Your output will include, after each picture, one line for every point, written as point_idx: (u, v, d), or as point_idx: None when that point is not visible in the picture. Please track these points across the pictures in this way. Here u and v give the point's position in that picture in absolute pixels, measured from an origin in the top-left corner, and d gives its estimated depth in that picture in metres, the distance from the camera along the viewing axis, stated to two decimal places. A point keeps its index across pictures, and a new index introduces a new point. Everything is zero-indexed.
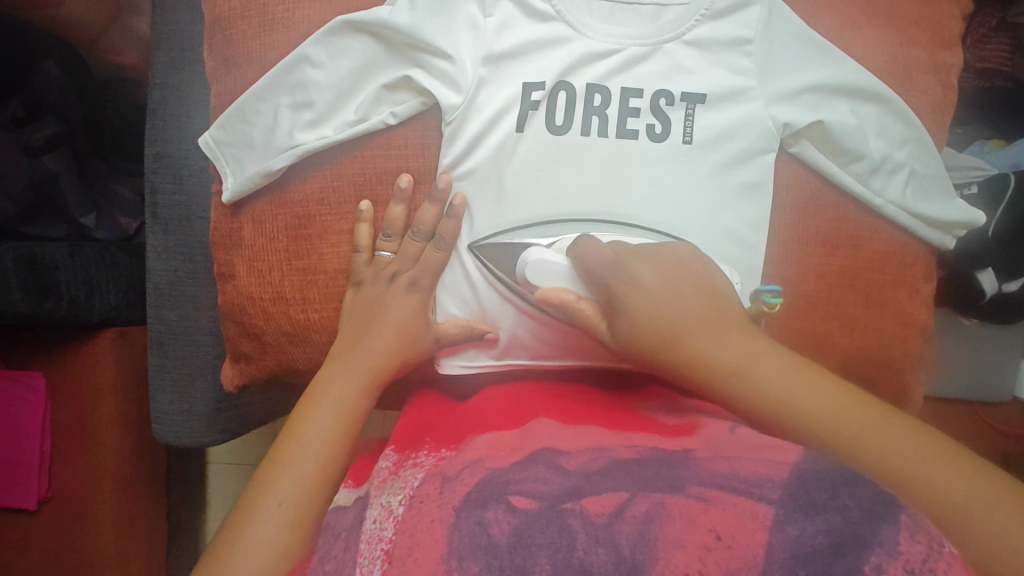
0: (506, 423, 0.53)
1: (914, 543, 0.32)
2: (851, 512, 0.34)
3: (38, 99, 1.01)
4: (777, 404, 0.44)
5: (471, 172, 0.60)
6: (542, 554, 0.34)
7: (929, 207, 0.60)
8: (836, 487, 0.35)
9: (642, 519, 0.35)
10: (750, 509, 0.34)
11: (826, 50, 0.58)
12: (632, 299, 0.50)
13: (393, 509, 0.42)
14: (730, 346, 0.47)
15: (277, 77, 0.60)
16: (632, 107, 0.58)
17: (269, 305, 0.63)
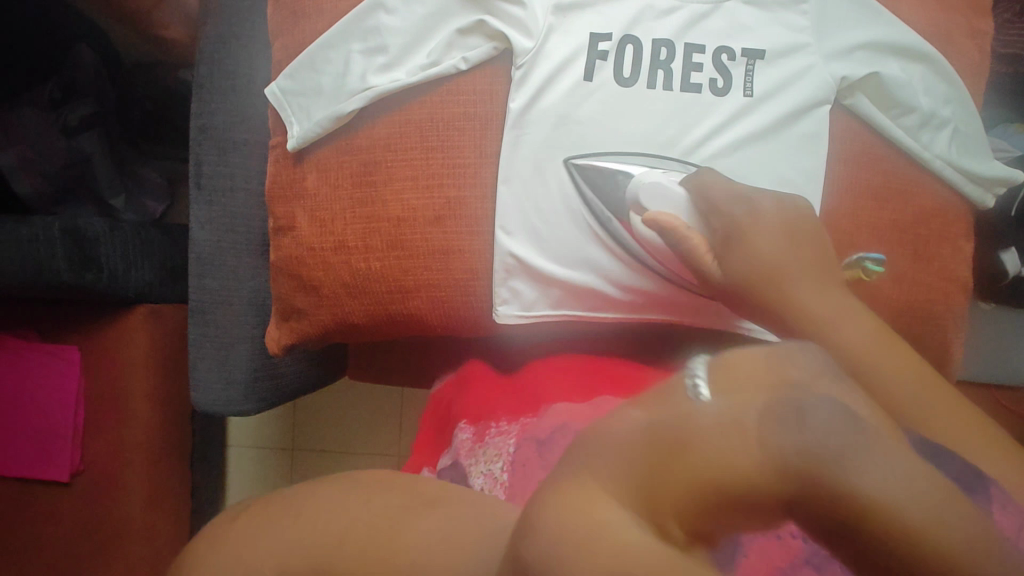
0: (573, 393, 0.57)
1: (1004, 503, 0.32)
2: (949, 471, 0.30)
3: (74, 81, 1.02)
4: (794, 302, 0.45)
5: (539, 120, 0.60)
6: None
7: (973, 163, 0.62)
8: (929, 447, 0.31)
9: None
10: (826, 457, 0.36)
11: (877, 10, 0.60)
12: (751, 244, 0.48)
13: (498, 477, 0.51)
14: (814, 288, 0.45)
15: (351, 24, 0.61)
16: (695, 62, 0.60)
17: (330, 253, 0.63)
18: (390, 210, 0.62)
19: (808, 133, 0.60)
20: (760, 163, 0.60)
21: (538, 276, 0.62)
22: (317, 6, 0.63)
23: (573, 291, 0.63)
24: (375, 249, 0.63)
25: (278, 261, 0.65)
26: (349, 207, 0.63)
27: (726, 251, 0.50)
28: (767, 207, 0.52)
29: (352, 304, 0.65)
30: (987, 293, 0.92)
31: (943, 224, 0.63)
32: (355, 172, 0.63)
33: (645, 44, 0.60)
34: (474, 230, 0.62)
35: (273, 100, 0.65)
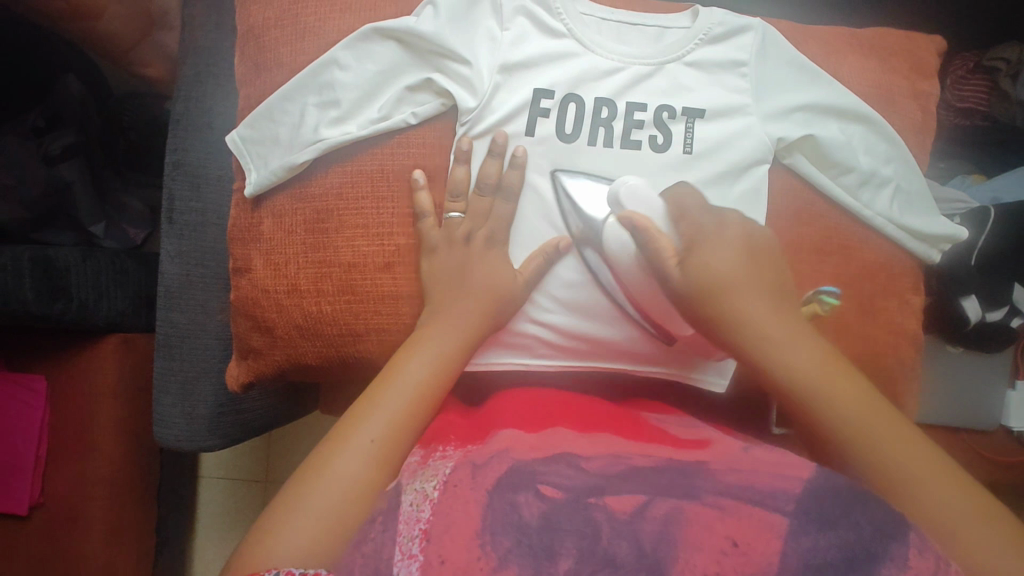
0: (527, 424, 0.54)
1: (924, 559, 0.35)
2: (864, 529, 0.36)
3: (58, 109, 1.04)
4: (806, 381, 0.49)
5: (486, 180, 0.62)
6: (568, 539, 0.37)
7: (912, 220, 0.64)
8: (849, 505, 0.38)
9: (661, 520, 0.38)
10: (764, 520, 0.37)
11: (816, 74, 0.63)
12: (707, 254, 0.53)
13: (429, 492, 0.43)
14: (801, 350, 0.50)
15: (306, 78, 0.62)
16: (637, 119, 0.62)
17: (284, 297, 0.64)
18: (342, 256, 0.63)
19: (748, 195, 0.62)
20: None
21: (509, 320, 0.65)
22: (280, 56, 0.64)
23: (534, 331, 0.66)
24: (326, 294, 0.63)
25: (235, 303, 0.66)
26: (302, 253, 0.64)
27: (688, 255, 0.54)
28: (724, 228, 0.56)
29: (306, 345, 0.65)
30: (953, 339, 0.93)
31: (888, 277, 0.65)
32: (308, 219, 0.64)
33: (589, 105, 0.62)
34: None
35: (233, 147, 0.66)
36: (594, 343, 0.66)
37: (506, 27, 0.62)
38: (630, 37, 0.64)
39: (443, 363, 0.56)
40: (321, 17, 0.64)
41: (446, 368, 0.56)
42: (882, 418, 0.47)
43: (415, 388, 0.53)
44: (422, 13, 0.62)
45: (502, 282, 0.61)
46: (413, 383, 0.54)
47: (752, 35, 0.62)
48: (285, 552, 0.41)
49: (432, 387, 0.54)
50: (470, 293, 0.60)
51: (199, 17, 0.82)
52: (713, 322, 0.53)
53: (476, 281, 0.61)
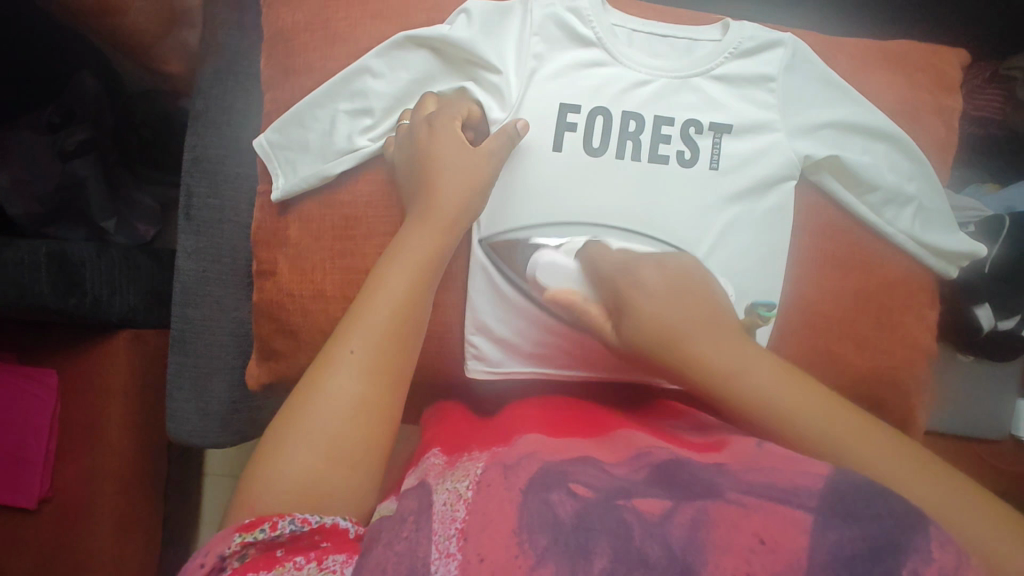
0: (553, 431, 0.54)
1: (947, 550, 0.35)
2: (886, 520, 0.36)
3: (73, 105, 1.03)
4: (768, 403, 0.46)
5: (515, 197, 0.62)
6: (603, 539, 0.37)
7: (937, 239, 0.64)
8: (870, 496, 0.38)
9: (688, 525, 0.37)
10: (788, 516, 0.37)
11: (845, 91, 0.63)
12: (640, 304, 0.51)
13: (463, 492, 0.44)
14: (763, 372, 0.47)
15: (337, 86, 0.62)
16: (664, 134, 0.62)
17: (309, 304, 0.64)
18: (369, 264, 0.63)
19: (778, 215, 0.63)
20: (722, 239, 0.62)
21: (529, 333, 0.65)
22: (309, 61, 0.64)
23: (559, 343, 0.65)
24: (353, 301, 0.64)
25: (258, 305, 0.66)
26: (330, 258, 0.64)
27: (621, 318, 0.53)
28: (653, 274, 0.54)
29: None
30: (963, 346, 0.94)
31: (909, 292, 0.65)
32: (337, 226, 0.64)
33: (618, 115, 0.62)
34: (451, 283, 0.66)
35: (260, 151, 0.65)
36: (617, 359, 0.65)
37: (535, 33, 0.62)
38: (660, 50, 0.64)
39: (419, 276, 0.55)
40: (353, 24, 0.64)
41: (419, 284, 0.55)
42: (852, 422, 0.45)
43: (390, 316, 0.52)
44: (456, 22, 0.62)
45: (472, 187, 0.58)
46: (387, 307, 0.52)
47: (782, 51, 0.62)
48: (280, 486, 0.44)
49: (408, 309, 0.53)
50: (443, 208, 0.57)
51: (220, 16, 0.83)
52: (652, 349, 0.50)
53: (445, 184, 0.57)
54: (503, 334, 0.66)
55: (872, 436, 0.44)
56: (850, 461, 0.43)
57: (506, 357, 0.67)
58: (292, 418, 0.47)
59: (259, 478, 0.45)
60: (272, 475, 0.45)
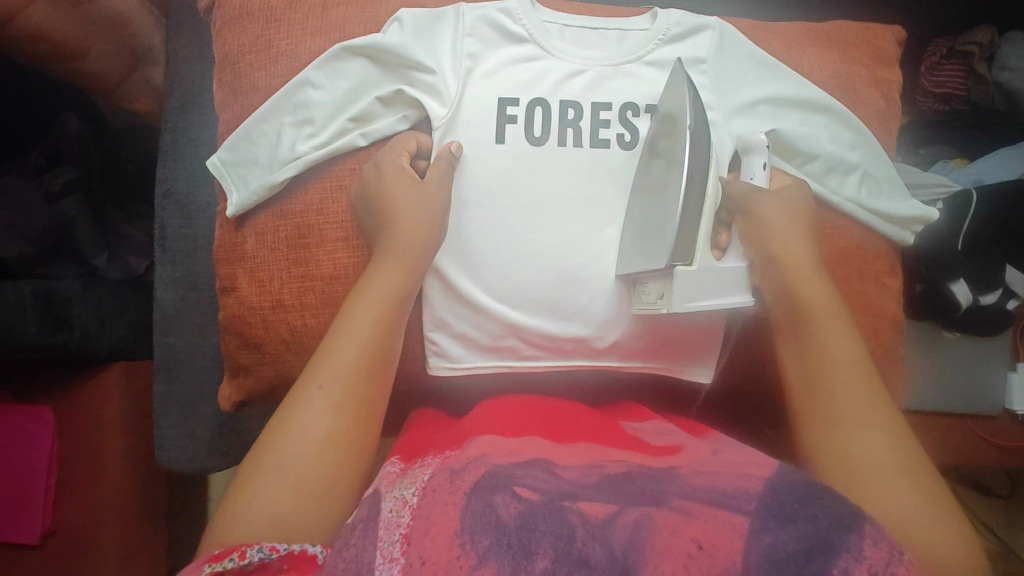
0: (506, 432, 0.55)
1: (878, 549, 0.38)
2: (820, 520, 0.39)
3: (59, 149, 1.06)
4: (826, 354, 0.56)
5: (459, 191, 0.64)
6: (545, 540, 0.38)
7: (881, 203, 0.66)
8: (807, 498, 0.41)
9: (632, 527, 0.39)
10: (727, 521, 0.39)
11: (776, 68, 0.65)
12: (767, 223, 0.60)
13: (408, 498, 0.43)
14: (831, 325, 0.57)
15: (281, 100, 0.64)
16: (603, 119, 0.64)
17: (269, 313, 0.65)
18: (324, 269, 0.65)
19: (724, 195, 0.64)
20: None
21: (487, 327, 0.66)
22: (254, 80, 0.67)
23: (513, 333, 0.66)
24: (311, 307, 0.65)
25: (223, 321, 0.68)
26: (286, 268, 0.66)
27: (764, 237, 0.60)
28: (773, 210, 0.61)
29: (293, 358, 0.67)
30: (945, 324, 0.93)
31: (866, 261, 0.67)
32: (291, 234, 0.65)
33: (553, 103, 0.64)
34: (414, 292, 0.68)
35: (214, 170, 0.67)
36: (577, 345, 0.66)
37: (468, 35, 0.64)
38: (590, 43, 0.65)
39: (388, 311, 0.56)
40: (292, 42, 0.66)
41: (388, 321, 0.56)
42: (882, 421, 0.51)
43: (357, 351, 0.53)
44: (390, 30, 0.65)
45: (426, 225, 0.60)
46: (353, 339, 0.53)
47: (710, 34, 0.64)
48: (250, 521, 0.44)
49: (377, 351, 0.54)
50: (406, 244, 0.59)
51: (182, 51, 0.86)
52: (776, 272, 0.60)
53: (402, 218, 0.59)
54: (461, 329, 0.66)
55: (884, 442, 0.50)
56: (846, 436, 0.51)
57: (466, 352, 0.67)
58: (258, 464, 0.47)
59: (230, 525, 0.44)
60: (242, 525, 0.44)
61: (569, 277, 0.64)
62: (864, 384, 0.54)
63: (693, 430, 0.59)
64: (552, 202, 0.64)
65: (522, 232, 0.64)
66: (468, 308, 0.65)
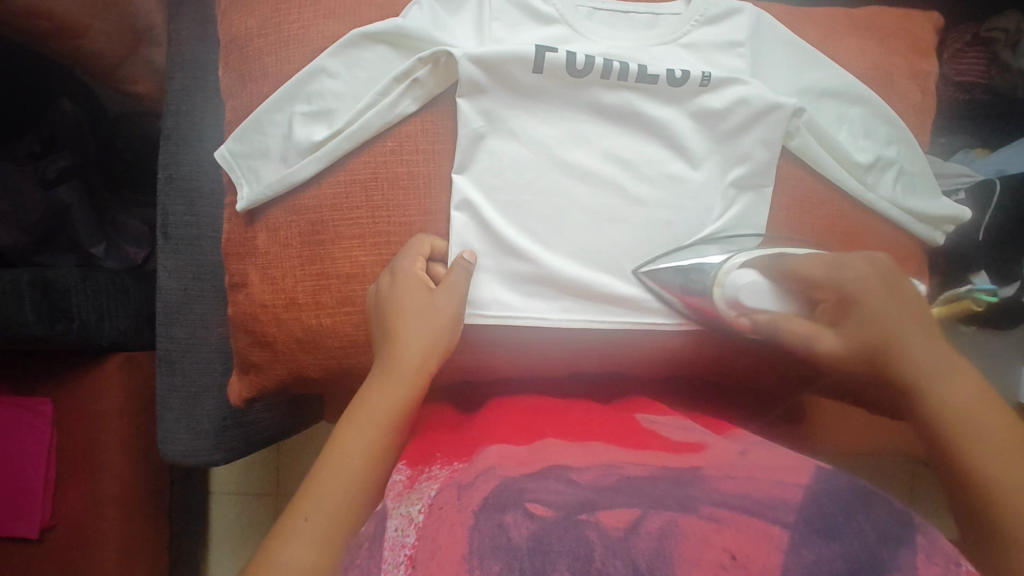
0: (515, 436, 0.53)
1: (932, 565, 0.35)
2: (868, 535, 0.37)
3: (54, 133, 1.01)
4: (928, 386, 0.47)
5: (486, 170, 0.61)
6: (560, 561, 0.35)
7: (916, 202, 0.63)
8: (849, 509, 0.38)
9: (657, 535, 0.37)
10: (764, 532, 0.37)
11: (813, 54, 0.63)
12: (868, 295, 0.51)
13: (415, 516, 0.43)
14: (932, 353, 0.48)
15: (293, 87, 0.61)
16: (650, 73, 0.60)
17: (281, 312, 0.62)
18: (338, 267, 0.62)
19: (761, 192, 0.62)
20: (693, 190, 0.62)
21: (520, 270, 0.62)
22: (264, 66, 0.63)
23: (546, 281, 0.63)
24: (325, 306, 0.62)
25: (234, 318, 0.65)
26: (300, 265, 0.62)
27: (841, 322, 0.51)
28: (845, 266, 0.54)
29: (305, 358, 0.64)
30: None
31: (898, 262, 0.63)
32: (303, 232, 0.62)
33: (581, 99, 0.61)
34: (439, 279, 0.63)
35: (222, 161, 0.64)
36: (598, 335, 0.65)
37: (495, 17, 0.61)
38: (621, 24, 0.63)
39: (430, 331, 0.57)
40: (304, 25, 0.63)
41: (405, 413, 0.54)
42: (1017, 446, 0.42)
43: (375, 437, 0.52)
44: (410, 13, 0.61)
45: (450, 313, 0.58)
46: (380, 417, 0.53)
47: (747, 15, 0.62)
48: (294, 544, 0.43)
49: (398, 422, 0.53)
50: (414, 338, 0.56)
51: (184, 31, 0.82)
52: (840, 313, 0.51)
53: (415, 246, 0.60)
54: (495, 270, 0.62)
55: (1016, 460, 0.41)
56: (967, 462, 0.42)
57: (496, 298, 0.62)
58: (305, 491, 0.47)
59: (268, 551, 0.43)
60: (281, 554, 0.42)
61: (598, 253, 0.62)
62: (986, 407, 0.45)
63: (711, 425, 0.56)
64: (582, 177, 0.62)
65: (557, 207, 0.62)
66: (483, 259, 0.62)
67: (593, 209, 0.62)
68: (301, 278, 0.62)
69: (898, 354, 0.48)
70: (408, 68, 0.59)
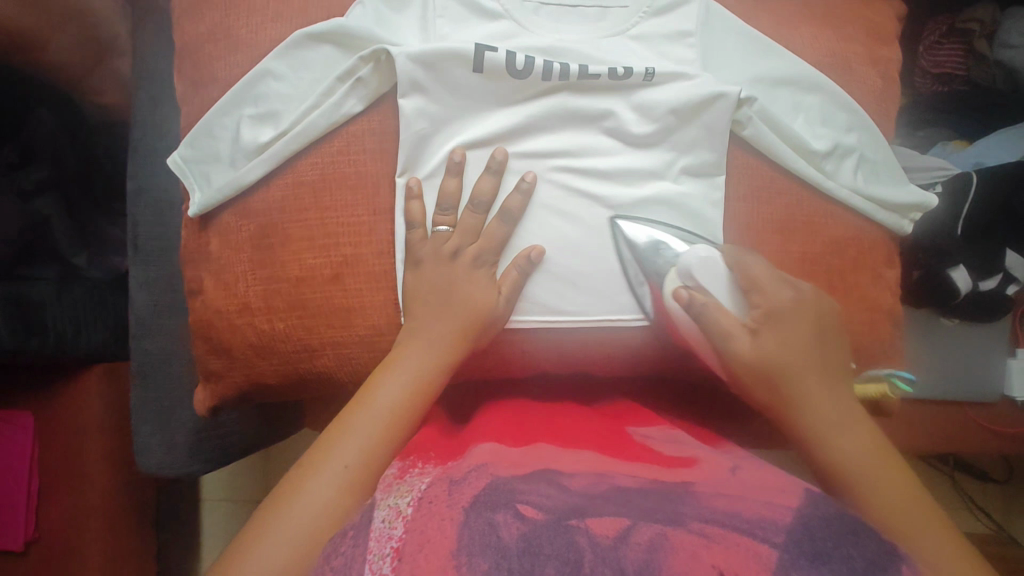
0: (507, 439, 0.53)
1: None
2: (856, 562, 0.36)
3: (31, 144, 1.01)
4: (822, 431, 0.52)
5: (436, 170, 0.60)
6: (548, 565, 0.35)
7: (878, 188, 0.62)
8: (839, 536, 0.38)
9: (646, 546, 0.37)
10: (753, 551, 0.36)
11: (766, 43, 0.62)
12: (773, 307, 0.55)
13: (402, 509, 0.42)
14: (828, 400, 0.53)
15: (241, 91, 0.61)
16: (593, 72, 0.59)
17: (235, 318, 0.62)
18: (289, 270, 0.61)
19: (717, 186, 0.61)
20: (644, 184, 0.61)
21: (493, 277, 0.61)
22: (214, 71, 0.63)
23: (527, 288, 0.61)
24: (278, 311, 0.61)
25: (191, 325, 0.64)
26: (251, 269, 0.62)
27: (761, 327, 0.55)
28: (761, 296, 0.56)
29: (263, 364, 0.63)
30: (943, 309, 0.89)
31: (860, 252, 0.63)
32: (255, 236, 0.61)
33: (529, 97, 0.61)
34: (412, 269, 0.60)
35: (173, 168, 0.63)
36: (581, 350, 0.63)
37: (439, 16, 0.61)
38: (568, 18, 0.62)
39: (436, 348, 0.57)
40: (252, 31, 0.62)
41: (426, 386, 0.56)
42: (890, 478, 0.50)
43: (390, 412, 0.53)
44: (354, 13, 0.60)
45: (486, 301, 0.58)
46: (381, 426, 0.52)
47: (696, 5, 0.61)
48: None
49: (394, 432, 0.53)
50: (424, 354, 0.56)
51: (146, 41, 0.82)
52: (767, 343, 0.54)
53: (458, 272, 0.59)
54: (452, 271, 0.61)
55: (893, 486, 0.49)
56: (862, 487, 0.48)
57: None
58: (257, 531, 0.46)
59: None
60: None
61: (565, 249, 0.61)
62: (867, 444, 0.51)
63: (709, 441, 0.57)
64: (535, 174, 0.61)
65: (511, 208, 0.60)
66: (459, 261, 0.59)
67: (553, 205, 0.61)
68: (251, 284, 0.62)
69: (822, 447, 0.51)
70: (351, 67, 0.58)
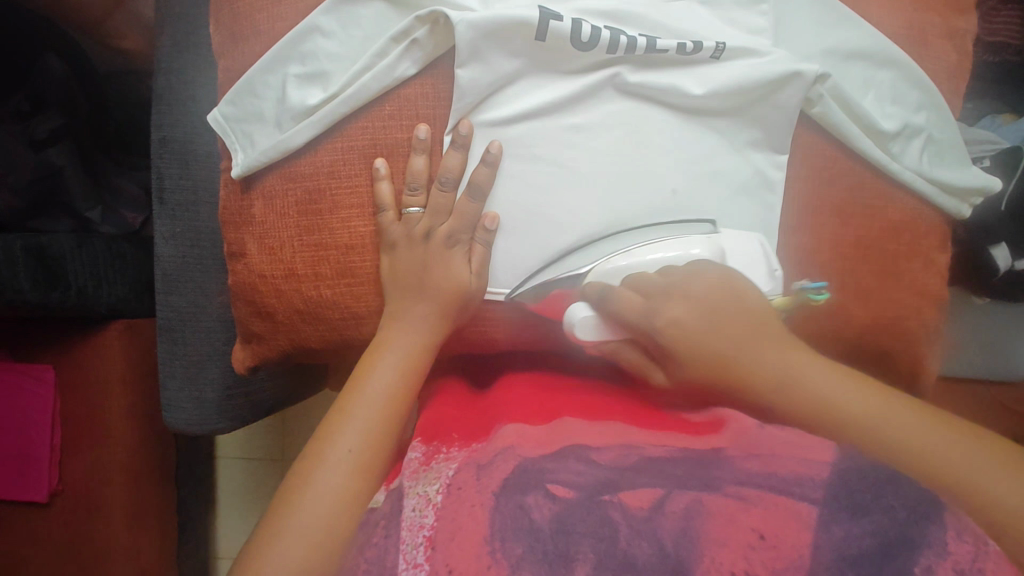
0: (532, 413, 0.51)
1: (963, 543, 0.34)
2: (898, 511, 0.34)
3: (40, 92, 0.96)
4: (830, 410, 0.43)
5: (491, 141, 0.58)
6: (585, 544, 0.36)
7: (944, 172, 0.60)
8: (879, 486, 0.36)
9: (682, 515, 0.36)
10: (792, 509, 0.35)
11: (840, 11, 0.59)
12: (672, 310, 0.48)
13: (432, 497, 0.42)
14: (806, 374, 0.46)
15: (287, 47, 0.58)
16: (661, 47, 0.56)
17: (281, 283, 0.61)
18: (338, 237, 0.60)
19: (778, 159, 0.59)
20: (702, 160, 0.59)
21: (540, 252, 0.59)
22: (255, 24, 0.60)
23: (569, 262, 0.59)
24: (325, 278, 0.60)
25: (234, 288, 0.63)
26: (297, 235, 0.60)
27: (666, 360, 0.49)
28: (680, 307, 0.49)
29: (307, 330, 0.63)
30: (973, 288, 0.86)
31: (916, 236, 0.61)
32: (301, 200, 0.60)
33: (590, 69, 0.57)
34: (455, 238, 0.58)
35: (215, 126, 0.61)
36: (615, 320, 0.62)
37: None
38: None
39: (428, 324, 0.57)
40: None
41: (413, 365, 0.56)
42: (915, 425, 0.44)
43: (381, 401, 0.53)
44: None
45: (460, 282, 0.58)
46: (383, 399, 0.53)
47: None
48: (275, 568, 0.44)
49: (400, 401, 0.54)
50: (412, 330, 0.57)
51: None
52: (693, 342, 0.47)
53: (442, 252, 0.58)
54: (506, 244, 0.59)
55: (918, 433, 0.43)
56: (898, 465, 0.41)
57: (517, 268, 0.60)
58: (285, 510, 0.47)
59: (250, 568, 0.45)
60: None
61: (616, 225, 0.58)
62: (868, 395, 0.45)
63: None
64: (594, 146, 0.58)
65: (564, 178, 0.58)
66: (479, 233, 0.58)
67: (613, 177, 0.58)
68: (297, 251, 0.60)
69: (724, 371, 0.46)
70: (407, 27, 0.55)
